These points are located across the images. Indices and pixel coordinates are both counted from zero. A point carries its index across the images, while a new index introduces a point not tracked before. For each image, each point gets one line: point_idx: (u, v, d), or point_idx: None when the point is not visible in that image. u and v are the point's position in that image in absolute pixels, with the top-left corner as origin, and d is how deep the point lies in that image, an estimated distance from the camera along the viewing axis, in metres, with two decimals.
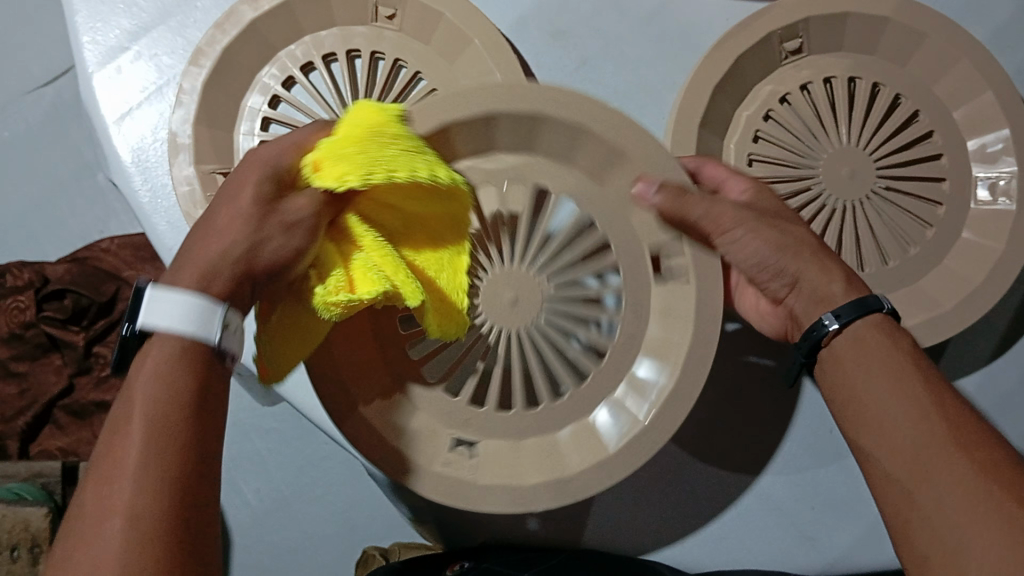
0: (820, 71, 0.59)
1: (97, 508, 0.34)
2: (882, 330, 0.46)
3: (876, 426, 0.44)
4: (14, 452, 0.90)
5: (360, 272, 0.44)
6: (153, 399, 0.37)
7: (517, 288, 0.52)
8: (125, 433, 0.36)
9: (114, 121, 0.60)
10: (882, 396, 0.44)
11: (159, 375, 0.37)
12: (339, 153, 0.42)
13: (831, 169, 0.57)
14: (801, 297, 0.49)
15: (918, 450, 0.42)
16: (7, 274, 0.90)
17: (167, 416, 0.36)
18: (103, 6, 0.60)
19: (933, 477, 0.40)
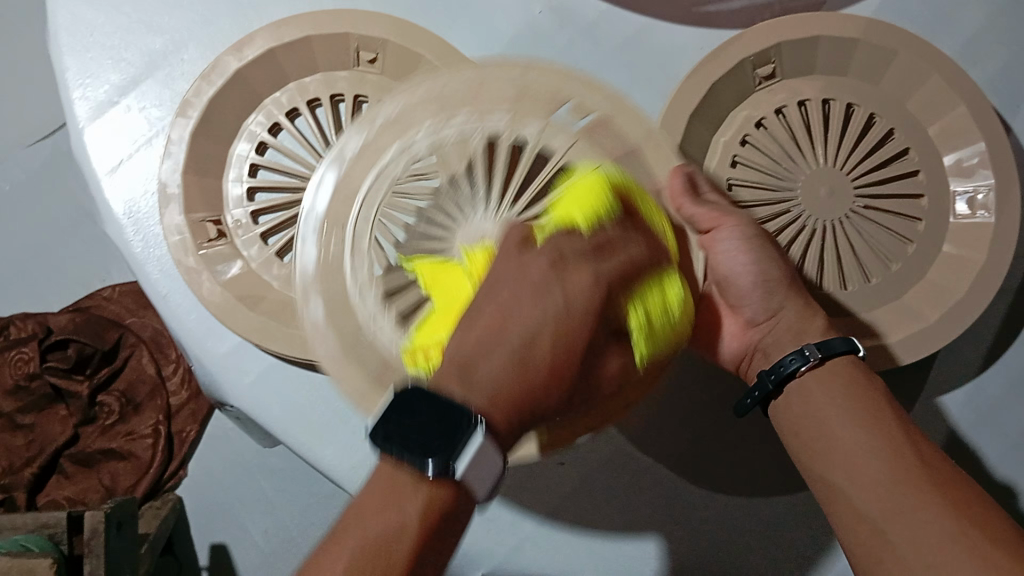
0: (795, 94, 0.60)
1: None
2: (854, 368, 0.50)
3: (853, 456, 0.47)
4: (23, 504, 0.90)
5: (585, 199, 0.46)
6: (359, 554, 0.40)
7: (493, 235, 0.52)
8: (346, 545, 0.40)
9: (105, 173, 0.61)
10: (852, 430, 0.48)
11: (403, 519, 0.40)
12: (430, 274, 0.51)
13: (808, 189, 0.58)
14: (776, 330, 0.54)
15: (890, 477, 0.45)
16: (12, 326, 0.94)
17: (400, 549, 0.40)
18: (91, 62, 0.62)
19: (905, 515, 0.44)
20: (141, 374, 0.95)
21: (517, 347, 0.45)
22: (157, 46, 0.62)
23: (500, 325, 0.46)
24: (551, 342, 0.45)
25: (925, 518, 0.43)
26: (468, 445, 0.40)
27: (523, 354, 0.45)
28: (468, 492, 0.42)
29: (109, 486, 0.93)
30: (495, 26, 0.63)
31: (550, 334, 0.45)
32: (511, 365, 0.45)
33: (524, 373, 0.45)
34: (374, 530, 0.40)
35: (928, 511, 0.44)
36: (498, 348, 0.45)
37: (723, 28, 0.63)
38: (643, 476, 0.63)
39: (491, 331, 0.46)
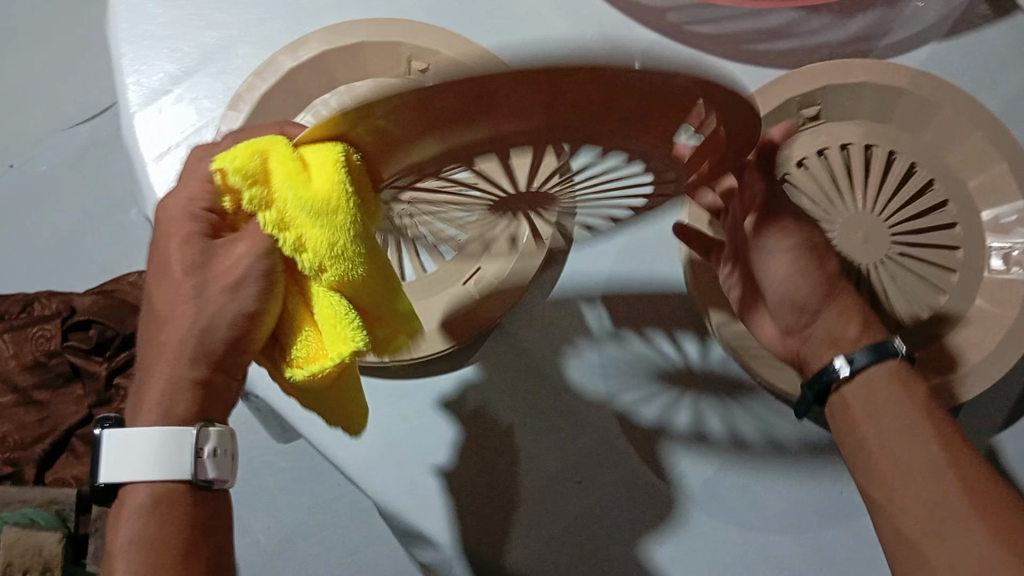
0: (837, 138, 0.59)
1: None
2: (894, 376, 0.51)
3: (921, 469, 0.48)
4: (30, 477, 0.93)
5: (281, 166, 0.37)
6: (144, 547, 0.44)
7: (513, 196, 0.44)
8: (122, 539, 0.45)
9: (151, 160, 0.61)
10: (895, 448, 0.50)
11: (148, 512, 0.45)
12: (264, 145, 0.38)
13: (845, 231, 0.59)
14: (810, 340, 0.54)
15: (950, 494, 0.47)
16: (35, 303, 0.99)
17: (169, 532, 0.45)
18: (147, 50, 0.63)
19: (941, 534, 0.46)
20: None
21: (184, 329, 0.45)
22: (214, 41, 0.63)
23: (175, 330, 0.45)
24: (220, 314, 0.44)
25: (969, 528, 0.46)
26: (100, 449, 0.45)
27: (202, 307, 0.44)
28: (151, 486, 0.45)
29: None
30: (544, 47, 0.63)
31: (199, 318, 0.45)
32: (182, 337, 0.45)
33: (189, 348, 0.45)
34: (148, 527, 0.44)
35: (977, 523, 0.46)
36: (192, 356, 0.45)
37: (769, 66, 0.64)
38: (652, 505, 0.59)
39: (167, 340, 0.45)
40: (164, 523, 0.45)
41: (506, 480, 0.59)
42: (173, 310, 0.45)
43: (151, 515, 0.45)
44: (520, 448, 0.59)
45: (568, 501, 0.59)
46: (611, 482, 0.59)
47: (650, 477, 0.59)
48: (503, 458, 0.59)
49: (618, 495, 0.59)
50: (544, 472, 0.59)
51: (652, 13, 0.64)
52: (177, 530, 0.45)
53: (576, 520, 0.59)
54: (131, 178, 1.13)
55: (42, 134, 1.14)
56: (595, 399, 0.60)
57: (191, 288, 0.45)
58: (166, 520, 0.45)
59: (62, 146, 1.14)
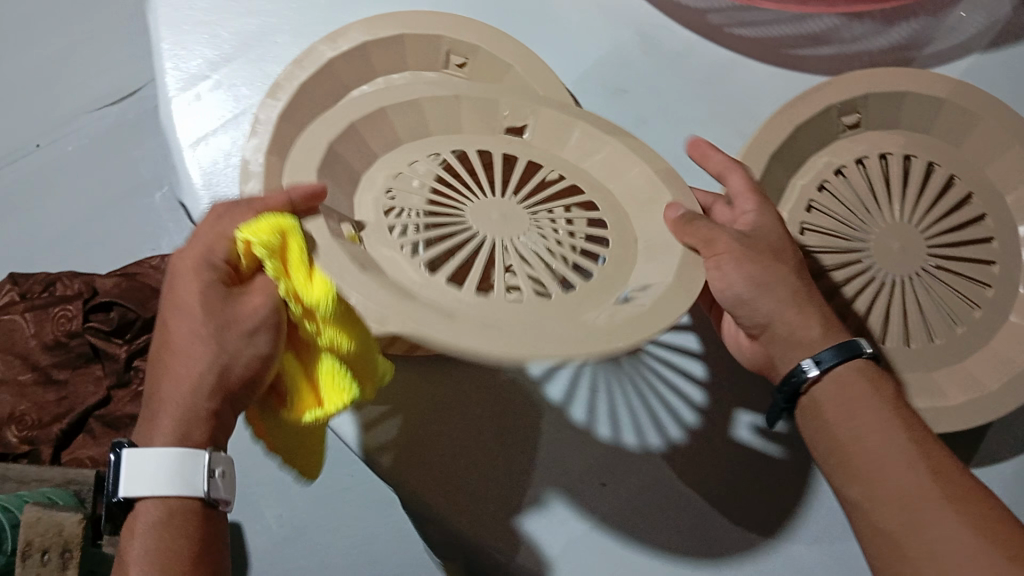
0: (876, 147, 0.60)
1: None
2: (860, 376, 0.48)
3: (890, 460, 0.44)
4: (46, 458, 0.91)
5: (293, 259, 0.40)
6: (153, 566, 0.42)
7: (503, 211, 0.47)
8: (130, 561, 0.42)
9: (188, 145, 0.61)
10: (871, 439, 0.45)
11: (157, 528, 0.43)
12: (276, 223, 0.40)
13: (882, 242, 0.58)
14: (775, 339, 0.50)
15: (924, 488, 0.43)
16: (58, 283, 1.00)
17: (176, 547, 0.43)
18: (187, 36, 0.63)
19: (924, 525, 0.42)
20: None
21: (205, 376, 0.43)
22: (254, 29, 0.64)
23: (183, 378, 0.44)
24: (246, 362, 0.44)
25: (947, 521, 0.41)
26: (121, 463, 0.43)
27: (224, 350, 0.43)
28: (159, 504, 0.43)
29: None
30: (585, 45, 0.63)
31: (214, 363, 0.43)
32: (197, 379, 0.43)
33: (206, 388, 0.43)
34: (157, 542, 0.42)
35: (954, 517, 0.41)
36: (191, 406, 0.43)
37: (812, 71, 0.63)
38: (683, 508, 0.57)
39: (169, 393, 0.44)
40: (175, 547, 0.43)
41: (523, 476, 0.55)
42: (181, 348, 0.44)
43: (160, 528, 0.43)
44: (539, 438, 0.56)
45: (594, 501, 0.55)
46: (642, 483, 0.56)
47: (678, 477, 0.56)
48: (524, 454, 0.56)
49: (647, 500, 0.56)
50: (560, 469, 0.56)
51: (691, 15, 0.64)
52: (189, 541, 0.43)
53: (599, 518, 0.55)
54: (157, 162, 1.15)
55: (71, 117, 1.15)
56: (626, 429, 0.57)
57: (212, 329, 0.43)
58: (177, 540, 0.43)
59: (90, 129, 1.15)
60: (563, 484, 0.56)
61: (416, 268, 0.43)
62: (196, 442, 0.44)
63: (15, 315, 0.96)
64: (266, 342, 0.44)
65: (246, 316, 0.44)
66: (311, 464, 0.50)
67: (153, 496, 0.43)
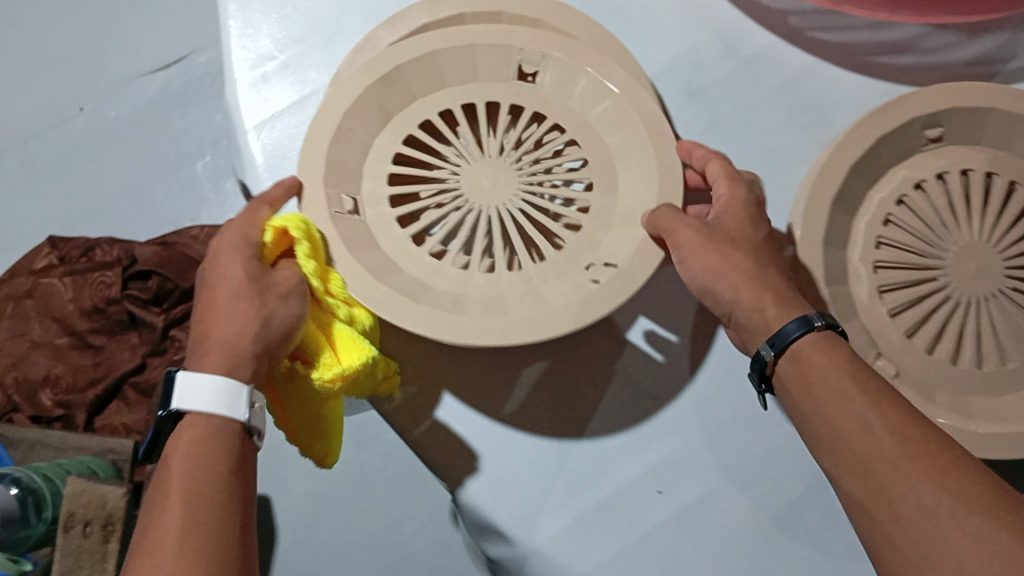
0: (957, 162, 0.58)
1: (159, 512, 0.43)
2: (822, 343, 0.47)
3: (855, 425, 0.44)
4: (81, 423, 0.91)
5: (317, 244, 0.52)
6: (191, 473, 0.44)
7: (493, 177, 0.59)
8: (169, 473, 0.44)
9: (252, 127, 0.61)
10: (834, 407, 0.45)
11: (197, 441, 0.45)
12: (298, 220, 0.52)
13: (958, 262, 0.56)
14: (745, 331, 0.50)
15: (887, 449, 0.43)
16: (96, 249, 0.98)
17: (212, 458, 0.45)
18: (257, 15, 0.62)
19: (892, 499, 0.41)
20: None
21: (251, 327, 0.48)
22: (325, 9, 0.63)
23: (234, 333, 0.48)
24: (285, 323, 0.50)
25: (921, 487, 0.41)
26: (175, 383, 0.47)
27: (268, 313, 0.49)
28: (195, 415, 0.46)
29: None
30: (661, 42, 0.62)
31: (257, 315, 0.49)
32: (244, 328, 0.48)
33: (247, 337, 0.48)
34: (195, 451, 0.45)
35: (926, 480, 0.41)
36: (238, 354, 0.48)
37: (893, 82, 0.62)
38: (736, 516, 0.58)
39: (225, 342, 0.48)
40: (217, 479, 0.44)
41: (580, 484, 0.59)
42: (229, 300, 0.49)
43: (198, 441, 0.45)
44: (611, 446, 0.59)
45: (656, 507, 0.58)
46: (703, 493, 0.59)
47: (737, 489, 0.59)
48: (596, 465, 0.59)
49: (703, 505, 0.58)
50: (616, 477, 0.59)
51: (774, 15, 0.62)
52: (226, 453, 0.46)
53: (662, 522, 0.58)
54: (202, 130, 1.12)
55: (116, 83, 1.13)
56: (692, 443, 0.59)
57: (256, 294, 0.49)
58: (215, 449, 0.45)
59: (136, 95, 1.13)
60: (622, 498, 0.59)
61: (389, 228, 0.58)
62: (242, 379, 0.47)
63: (53, 279, 0.94)
64: (298, 304, 0.51)
65: (281, 285, 0.51)
66: (323, 452, 0.58)
67: (201, 414, 0.46)
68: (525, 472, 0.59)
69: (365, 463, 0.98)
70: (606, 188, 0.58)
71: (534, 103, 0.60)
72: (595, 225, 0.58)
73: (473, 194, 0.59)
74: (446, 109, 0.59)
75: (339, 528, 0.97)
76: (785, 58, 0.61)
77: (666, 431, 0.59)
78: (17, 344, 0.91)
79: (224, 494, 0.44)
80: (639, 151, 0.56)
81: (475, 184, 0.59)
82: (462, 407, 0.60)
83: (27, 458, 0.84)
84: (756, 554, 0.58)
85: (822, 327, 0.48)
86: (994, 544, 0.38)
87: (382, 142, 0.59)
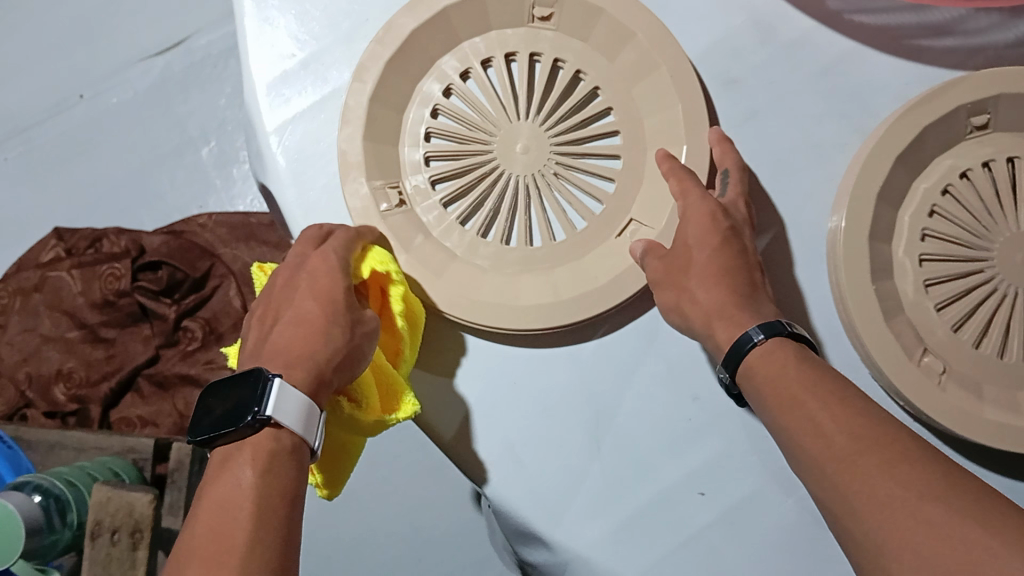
0: (1004, 150, 0.56)
1: (224, 528, 0.40)
2: (784, 354, 0.46)
3: (809, 428, 0.42)
4: (95, 417, 0.89)
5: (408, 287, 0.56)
6: (258, 492, 0.42)
7: (529, 136, 0.59)
8: (235, 490, 0.42)
9: (273, 130, 0.60)
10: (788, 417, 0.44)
11: (266, 462, 0.43)
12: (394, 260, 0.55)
13: (1005, 253, 0.54)
14: None
15: (839, 446, 0.41)
16: (104, 240, 0.95)
17: (281, 482, 0.43)
18: (273, 10, 0.61)
19: (848, 492, 0.39)
20: (228, 306, 0.93)
21: (338, 351, 0.48)
22: (343, 3, 0.61)
23: (318, 351, 0.47)
24: (363, 360, 0.50)
25: (877, 480, 0.38)
26: (271, 388, 0.44)
27: (354, 346, 0.49)
28: (272, 431, 0.45)
29: (184, 411, 0.91)
30: (694, 29, 0.60)
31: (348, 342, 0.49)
32: (333, 353, 0.48)
33: (333, 360, 0.48)
34: (262, 471, 0.43)
35: (879, 471, 0.39)
36: (320, 375, 0.47)
37: (935, 66, 0.60)
38: (774, 517, 0.58)
39: (308, 357, 0.47)
40: (269, 488, 0.42)
41: (619, 489, 0.58)
42: (314, 316, 0.49)
43: (266, 462, 0.43)
44: (652, 449, 0.58)
45: (697, 511, 0.58)
46: (741, 496, 0.58)
47: (778, 491, 0.58)
48: (635, 471, 0.58)
49: (742, 506, 0.58)
50: (657, 482, 0.58)
51: None
52: (292, 477, 0.44)
53: (702, 527, 0.58)
54: (207, 115, 1.09)
55: (118, 66, 1.10)
56: (736, 447, 0.58)
57: (344, 321, 0.49)
58: (282, 471, 0.44)
59: (140, 78, 1.10)
60: (663, 501, 0.58)
61: (433, 212, 0.61)
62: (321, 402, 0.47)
63: (62, 272, 0.92)
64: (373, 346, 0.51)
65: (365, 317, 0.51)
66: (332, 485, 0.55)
67: (287, 429, 0.45)
68: (563, 481, 0.58)
69: (384, 450, 0.96)
70: (635, 135, 0.60)
71: (561, 50, 0.61)
72: (629, 174, 0.60)
73: (507, 158, 0.60)
74: (466, 68, 0.61)
75: (363, 516, 0.95)
76: (822, 44, 0.60)
77: (707, 434, 0.58)
78: (28, 339, 0.90)
79: (285, 517, 0.42)
80: (662, 100, 0.59)
81: (510, 142, 0.60)
82: (499, 412, 0.59)
83: (45, 461, 0.81)
84: (800, 558, 0.58)
85: (765, 341, 0.47)
86: (946, 530, 0.35)
87: (410, 124, 0.62)
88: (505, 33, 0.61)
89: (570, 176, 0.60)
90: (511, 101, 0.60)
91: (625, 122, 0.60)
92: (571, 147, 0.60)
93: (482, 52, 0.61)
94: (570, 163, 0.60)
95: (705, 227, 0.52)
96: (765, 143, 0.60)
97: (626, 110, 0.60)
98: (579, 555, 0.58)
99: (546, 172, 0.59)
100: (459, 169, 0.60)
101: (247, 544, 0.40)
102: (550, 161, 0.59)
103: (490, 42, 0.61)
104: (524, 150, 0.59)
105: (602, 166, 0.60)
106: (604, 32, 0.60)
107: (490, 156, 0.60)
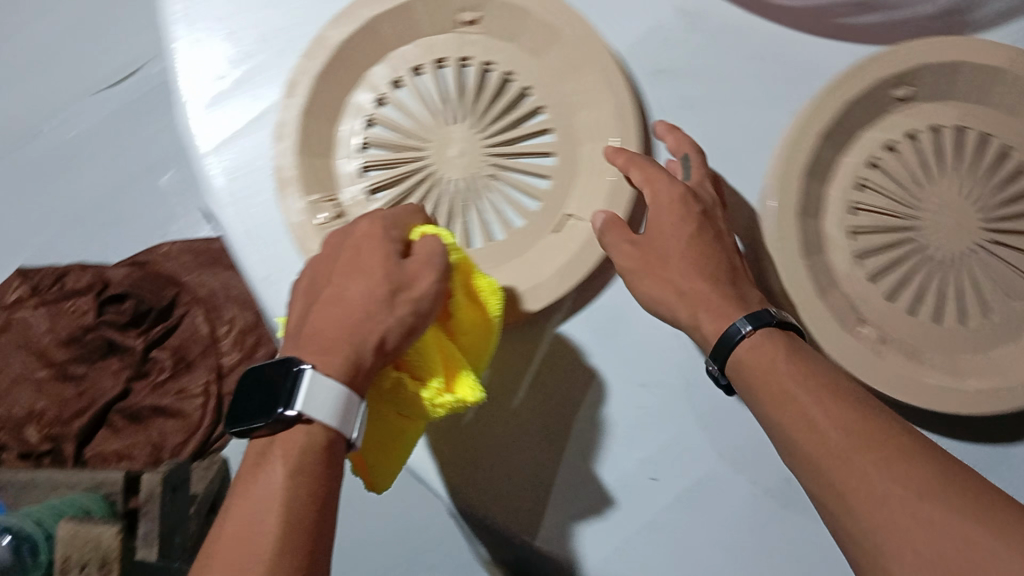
0: (928, 120, 0.57)
1: (254, 544, 0.38)
2: (773, 348, 0.45)
3: (805, 426, 0.42)
4: (69, 455, 0.88)
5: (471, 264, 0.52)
6: (287, 497, 0.40)
7: (462, 141, 0.60)
8: (263, 498, 0.40)
9: (208, 151, 0.61)
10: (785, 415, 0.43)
11: (295, 462, 0.41)
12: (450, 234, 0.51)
13: (935, 219, 0.55)
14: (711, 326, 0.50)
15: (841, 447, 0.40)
16: (68, 276, 0.95)
17: (313, 485, 0.41)
18: (202, 34, 0.62)
19: (848, 494, 0.39)
20: (194, 332, 0.93)
21: (378, 333, 0.44)
22: (271, 22, 0.61)
23: (354, 335, 0.44)
24: (410, 336, 0.46)
25: (877, 479, 0.38)
26: (300, 381, 0.41)
27: (403, 324, 0.45)
28: (304, 427, 0.42)
29: (158, 442, 0.91)
30: (618, 24, 0.62)
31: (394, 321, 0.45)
32: (372, 336, 0.44)
33: (373, 344, 0.44)
34: (290, 474, 0.40)
35: (882, 473, 0.38)
36: (357, 362, 0.43)
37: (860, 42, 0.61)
38: (734, 496, 0.58)
39: (342, 344, 0.43)
40: (296, 491, 0.40)
41: (574, 483, 0.58)
42: (354, 298, 0.45)
43: (295, 464, 0.41)
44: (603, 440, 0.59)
45: (652, 499, 0.58)
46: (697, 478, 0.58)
47: (734, 470, 0.58)
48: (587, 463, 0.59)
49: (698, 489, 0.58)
50: (611, 472, 0.58)
51: None
52: (324, 477, 0.41)
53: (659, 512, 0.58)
54: (162, 145, 1.10)
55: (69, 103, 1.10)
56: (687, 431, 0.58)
57: (383, 299, 0.45)
58: (314, 469, 0.41)
59: (93, 113, 1.10)
60: (618, 491, 0.58)
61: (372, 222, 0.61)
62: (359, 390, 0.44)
63: (27, 314, 0.92)
64: (422, 319, 0.46)
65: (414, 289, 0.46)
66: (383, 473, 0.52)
67: (321, 423, 0.42)
68: (518, 479, 0.59)
69: None
70: (568, 133, 0.60)
71: (489, 55, 0.62)
72: (564, 173, 0.60)
73: (442, 164, 0.60)
74: (396, 77, 0.62)
75: None
76: (746, 29, 0.61)
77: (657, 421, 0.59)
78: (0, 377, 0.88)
79: (314, 523, 0.40)
80: (593, 97, 0.59)
81: (445, 147, 0.60)
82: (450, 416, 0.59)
83: (17, 502, 0.81)
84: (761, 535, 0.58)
85: (752, 333, 0.46)
86: (946, 528, 0.35)
87: (345, 135, 0.62)
88: (432, 41, 0.62)
89: (505, 178, 0.60)
90: (443, 109, 0.61)
91: (558, 122, 0.61)
92: (503, 149, 0.60)
93: (410, 61, 0.62)
94: (506, 164, 0.60)
95: (678, 214, 0.52)
96: (700, 129, 0.60)
97: (558, 107, 0.61)
98: (539, 549, 0.58)
99: (479, 175, 0.60)
100: (394, 178, 0.61)
101: (272, 557, 0.38)
102: (484, 164, 0.60)
103: (420, 50, 0.62)
104: (458, 155, 0.60)
105: (537, 166, 0.60)
106: (531, 33, 0.60)
107: (424, 164, 0.60)
